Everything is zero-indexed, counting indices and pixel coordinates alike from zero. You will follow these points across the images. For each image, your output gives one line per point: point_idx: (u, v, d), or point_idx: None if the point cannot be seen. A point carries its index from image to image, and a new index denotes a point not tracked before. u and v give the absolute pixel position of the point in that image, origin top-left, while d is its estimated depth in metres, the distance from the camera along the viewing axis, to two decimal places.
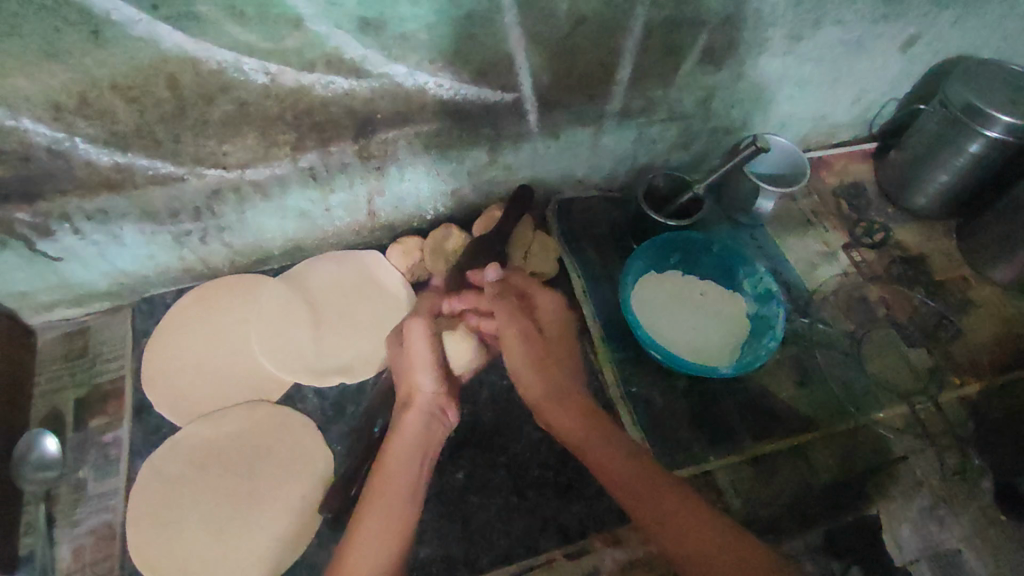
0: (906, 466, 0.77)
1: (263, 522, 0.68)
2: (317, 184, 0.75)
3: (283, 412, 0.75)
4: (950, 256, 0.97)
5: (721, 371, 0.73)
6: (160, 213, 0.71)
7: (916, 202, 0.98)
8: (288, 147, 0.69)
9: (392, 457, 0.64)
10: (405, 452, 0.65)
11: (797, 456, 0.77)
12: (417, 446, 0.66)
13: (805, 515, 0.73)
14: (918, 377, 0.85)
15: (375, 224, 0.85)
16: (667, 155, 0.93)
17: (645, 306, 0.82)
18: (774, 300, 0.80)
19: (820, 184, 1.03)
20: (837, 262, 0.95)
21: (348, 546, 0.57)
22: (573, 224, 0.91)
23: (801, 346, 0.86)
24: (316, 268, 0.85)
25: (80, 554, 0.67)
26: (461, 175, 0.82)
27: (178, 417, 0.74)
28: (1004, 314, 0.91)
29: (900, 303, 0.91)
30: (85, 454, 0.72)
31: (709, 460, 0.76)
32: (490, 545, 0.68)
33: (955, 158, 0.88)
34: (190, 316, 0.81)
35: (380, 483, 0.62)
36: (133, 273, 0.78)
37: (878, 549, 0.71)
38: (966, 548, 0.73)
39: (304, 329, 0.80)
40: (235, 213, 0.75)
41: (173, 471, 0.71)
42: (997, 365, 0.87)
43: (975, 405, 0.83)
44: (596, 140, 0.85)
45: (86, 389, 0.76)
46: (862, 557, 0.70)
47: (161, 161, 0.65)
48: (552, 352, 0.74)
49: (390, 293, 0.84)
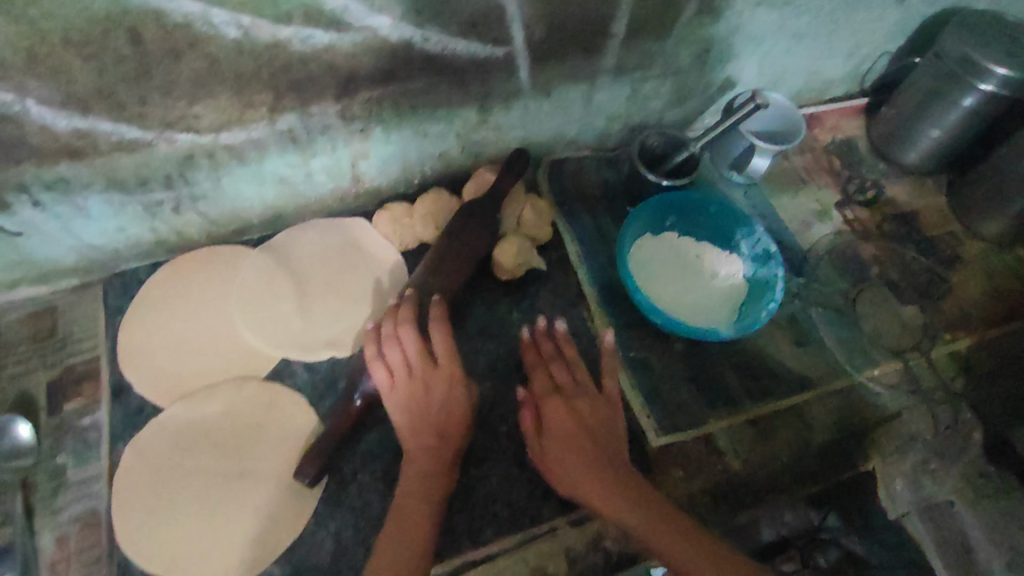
0: (902, 424, 0.78)
1: (254, 504, 0.66)
2: (297, 148, 0.70)
3: (270, 389, 0.72)
4: (940, 212, 0.97)
5: (721, 334, 0.73)
6: (128, 181, 0.66)
7: (908, 157, 0.97)
8: (264, 109, 0.64)
9: (409, 495, 0.62)
10: (423, 483, 0.63)
11: (794, 416, 0.78)
12: (432, 478, 0.63)
13: (804, 473, 0.75)
14: (912, 334, 0.85)
15: (360, 189, 0.81)
16: (661, 112, 0.89)
17: (642, 269, 0.80)
18: (773, 261, 0.80)
19: (813, 140, 1.01)
20: (831, 221, 0.94)
21: None
22: (564, 187, 0.89)
23: (797, 307, 0.86)
24: (298, 238, 0.81)
25: (65, 543, 0.65)
26: (449, 136, 0.78)
27: (159, 397, 0.71)
28: (992, 269, 0.91)
29: (893, 261, 0.91)
30: (61, 440, 0.69)
31: (709, 423, 0.76)
32: (493, 516, 0.68)
33: (948, 112, 0.87)
34: (165, 291, 0.76)
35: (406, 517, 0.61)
36: (102, 247, 0.74)
37: (862, 503, 0.76)
38: (958, 500, 0.77)
39: (289, 301, 0.77)
40: (208, 180, 0.70)
41: (157, 453, 0.68)
42: (988, 321, 0.87)
43: (966, 360, 0.84)
44: (590, 96, 0.81)
45: (59, 372, 0.72)
46: (838, 506, 0.76)
47: (125, 126, 0.60)
48: (555, 408, 0.66)
49: (378, 261, 0.81)
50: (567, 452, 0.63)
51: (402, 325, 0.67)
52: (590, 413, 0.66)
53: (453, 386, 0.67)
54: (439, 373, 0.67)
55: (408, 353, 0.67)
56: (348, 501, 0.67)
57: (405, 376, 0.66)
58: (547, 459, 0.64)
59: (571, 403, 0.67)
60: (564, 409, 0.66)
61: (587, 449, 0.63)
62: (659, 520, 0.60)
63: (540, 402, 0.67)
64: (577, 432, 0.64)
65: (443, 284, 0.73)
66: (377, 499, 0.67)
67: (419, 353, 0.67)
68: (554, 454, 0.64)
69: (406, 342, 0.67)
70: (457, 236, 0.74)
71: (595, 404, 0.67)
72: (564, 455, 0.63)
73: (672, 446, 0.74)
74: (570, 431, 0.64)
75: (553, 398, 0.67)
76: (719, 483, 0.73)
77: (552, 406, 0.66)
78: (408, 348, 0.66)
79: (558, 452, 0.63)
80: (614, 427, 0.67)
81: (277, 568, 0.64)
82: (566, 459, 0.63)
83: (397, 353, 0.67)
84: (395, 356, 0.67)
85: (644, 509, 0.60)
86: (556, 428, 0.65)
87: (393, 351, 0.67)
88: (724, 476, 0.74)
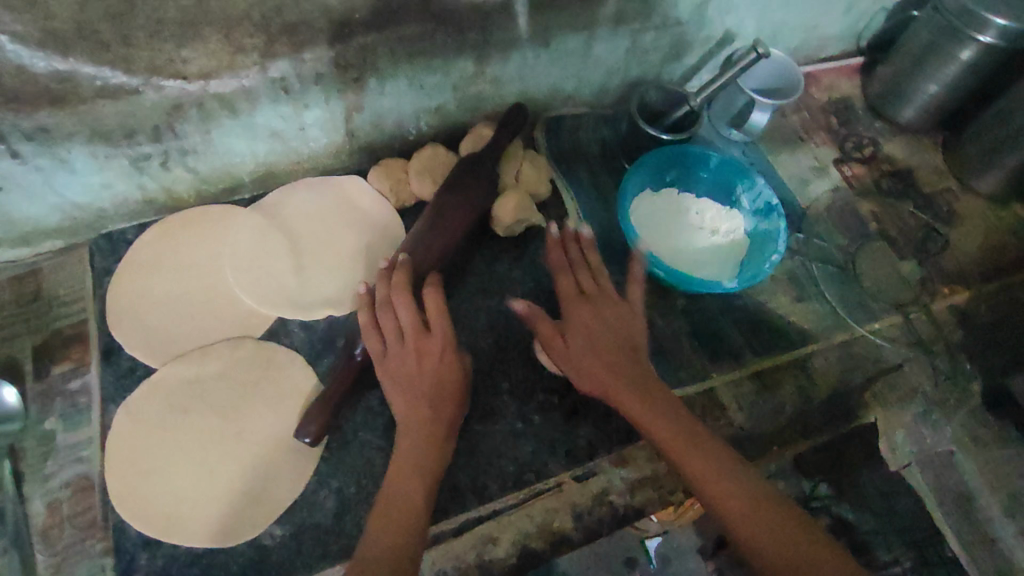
0: (902, 374, 0.78)
1: (254, 463, 0.64)
2: (289, 98, 0.68)
3: (267, 349, 0.70)
4: (936, 169, 0.96)
5: (725, 286, 0.72)
6: (113, 132, 0.63)
7: (904, 115, 0.96)
8: (255, 54, 0.62)
9: (399, 467, 0.60)
10: (410, 457, 0.60)
11: (797, 369, 0.77)
12: (420, 451, 0.60)
13: (807, 425, 0.75)
14: (910, 287, 0.85)
15: (354, 145, 0.79)
16: (658, 68, 0.88)
17: (644, 225, 0.79)
18: (775, 214, 0.79)
19: (809, 99, 1.01)
20: (829, 178, 0.94)
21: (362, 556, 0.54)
22: (561, 143, 0.87)
23: (797, 262, 0.85)
24: (290, 197, 0.78)
25: (56, 509, 0.63)
26: (445, 88, 0.76)
27: (151, 358, 0.68)
28: (987, 224, 0.92)
29: (891, 217, 0.91)
30: (50, 405, 0.67)
31: (712, 376, 0.75)
32: (498, 472, 0.67)
33: (945, 67, 0.87)
34: (154, 251, 0.74)
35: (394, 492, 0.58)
36: (87, 206, 0.71)
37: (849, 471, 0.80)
38: (960, 450, 0.79)
39: (283, 260, 0.74)
40: (198, 132, 0.67)
41: (152, 414, 0.66)
42: (985, 275, 0.87)
43: (964, 312, 0.84)
44: (589, 48, 0.79)
45: (44, 336, 0.70)
46: (831, 477, 0.80)
47: (109, 70, 0.57)
48: (584, 314, 0.65)
49: (374, 219, 0.78)
50: (591, 351, 0.62)
51: (396, 289, 0.64)
52: (617, 324, 0.64)
53: (446, 355, 0.64)
54: (431, 342, 0.63)
55: (400, 319, 0.64)
56: (350, 459, 0.66)
57: (397, 344, 0.63)
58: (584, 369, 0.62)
59: (605, 314, 0.65)
60: (593, 314, 0.65)
61: (622, 357, 0.62)
62: (668, 427, 0.58)
63: (567, 303, 0.66)
64: (604, 337, 0.63)
65: (437, 248, 0.69)
66: (380, 457, 0.66)
67: (412, 319, 0.63)
68: (575, 350, 0.63)
69: (398, 307, 0.64)
70: (451, 195, 0.71)
71: (620, 310, 0.65)
72: (590, 354, 0.62)
73: (675, 400, 0.74)
74: (596, 331, 0.63)
75: (575, 300, 0.66)
76: (722, 438, 0.73)
77: (578, 314, 0.65)
78: (400, 314, 0.64)
79: (583, 348, 0.63)
80: (638, 334, 0.64)
81: (279, 527, 0.62)
82: (590, 355, 0.62)
83: (390, 317, 0.64)
84: (388, 322, 0.64)
85: (660, 416, 0.58)
86: (585, 331, 0.64)
87: (388, 317, 0.64)
88: (730, 430, 0.73)
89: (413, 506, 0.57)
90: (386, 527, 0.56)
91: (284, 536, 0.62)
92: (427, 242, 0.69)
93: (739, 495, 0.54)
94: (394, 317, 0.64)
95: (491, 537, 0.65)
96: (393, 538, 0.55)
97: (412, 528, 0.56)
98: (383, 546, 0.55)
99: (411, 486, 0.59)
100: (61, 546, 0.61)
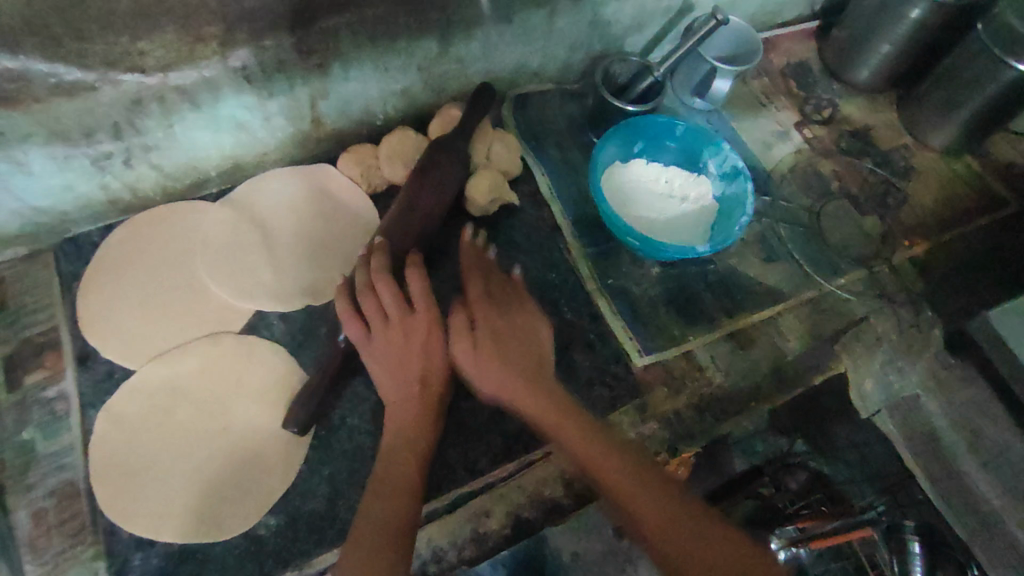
0: (868, 326, 0.82)
1: (243, 457, 0.64)
2: (252, 87, 0.67)
3: (247, 342, 0.70)
4: (892, 127, 0.99)
5: (699, 250, 0.73)
6: (71, 131, 0.61)
7: (859, 76, 0.99)
8: (215, 43, 0.61)
9: (391, 449, 0.60)
10: (402, 436, 0.60)
11: (768, 326, 0.80)
12: (410, 432, 0.61)
13: (783, 379, 0.79)
14: (873, 242, 0.88)
15: (321, 131, 0.78)
16: (621, 40, 0.89)
17: (614, 195, 0.80)
18: (742, 177, 0.80)
19: (768, 64, 1.03)
20: (791, 140, 0.96)
21: (357, 534, 0.55)
22: (530, 120, 0.88)
23: (765, 226, 0.88)
24: (259, 189, 0.78)
25: (42, 518, 0.61)
26: (411, 70, 0.76)
27: (130, 360, 0.68)
28: (942, 178, 0.95)
29: (851, 175, 0.94)
30: (26, 414, 0.65)
31: (689, 340, 0.77)
32: (489, 447, 0.68)
33: (897, 26, 0.89)
34: (124, 253, 0.73)
35: (386, 474, 0.59)
36: (49, 209, 0.69)
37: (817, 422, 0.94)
38: (926, 394, 0.76)
39: (258, 252, 0.74)
40: (160, 126, 0.66)
41: (135, 416, 0.65)
42: (942, 226, 0.91)
43: (924, 263, 0.87)
44: (552, 23, 0.79)
45: (14, 345, 0.68)
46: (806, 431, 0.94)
47: (63, 66, 0.56)
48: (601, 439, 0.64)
49: (346, 206, 0.78)
50: (490, 362, 0.65)
51: (379, 273, 0.64)
52: (521, 330, 0.69)
53: (432, 332, 0.64)
54: (417, 321, 0.64)
55: (384, 304, 0.64)
56: (340, 444, 0.66)
57: (382, 326, 0.63)
58: (484, 375, 0.65)
59: (542, 390, 0.66)
60: (555, 410, 0.65)
61: (518, 367, 0.66)
62: (708, 557, 0.56)
63: (472, 308, 0.69)
64: (505, 344, 0.67)
65: (416, 229, 0.69)
66: (370, 441, 0.67)
67: (397, 302, 0.64)
68: (481, 369, 0.65)
69: (382, 293, 0.64)
70: (426, 176, 0.70)
71: (525, 312, 0.70)
72: (648, 499, 0.60)
73: (655, 363, 0.76)
74: (502, 374, 0.65)
75: (524, 373, 0.66)
76: (700, 398, 0.76)
77: (485, 318, 0.68)
78: (384, 297, 0.63)
79: (639, 489, 0.60)
80: (542, 342, 0.70)
81: (273, 518, 0.62)
82: (487, 364, 0.65)
83: (373, 301, 0.64)
84: (374, 307, 0.64)
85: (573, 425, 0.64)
86: (490, 333, 0.67)
87: (370, 301, 0.64)
88: (705, 388, 0.76)
89: (407, 491, 0.58)
90: (379, 505, 0.57)
91: (279, 525, 0.62)
92: (406, 226, 0.68)
93: (653, 511, 0.59)
94: (377, 300, 0.64)
95: (485, 511, 0.66)
96: (387, 519, 0.56)
97: (406, 506, 0.57)
98: (377, 527, 0.55)
99: (406, 467, 0.59)
100: (51, 555, 0.60)
